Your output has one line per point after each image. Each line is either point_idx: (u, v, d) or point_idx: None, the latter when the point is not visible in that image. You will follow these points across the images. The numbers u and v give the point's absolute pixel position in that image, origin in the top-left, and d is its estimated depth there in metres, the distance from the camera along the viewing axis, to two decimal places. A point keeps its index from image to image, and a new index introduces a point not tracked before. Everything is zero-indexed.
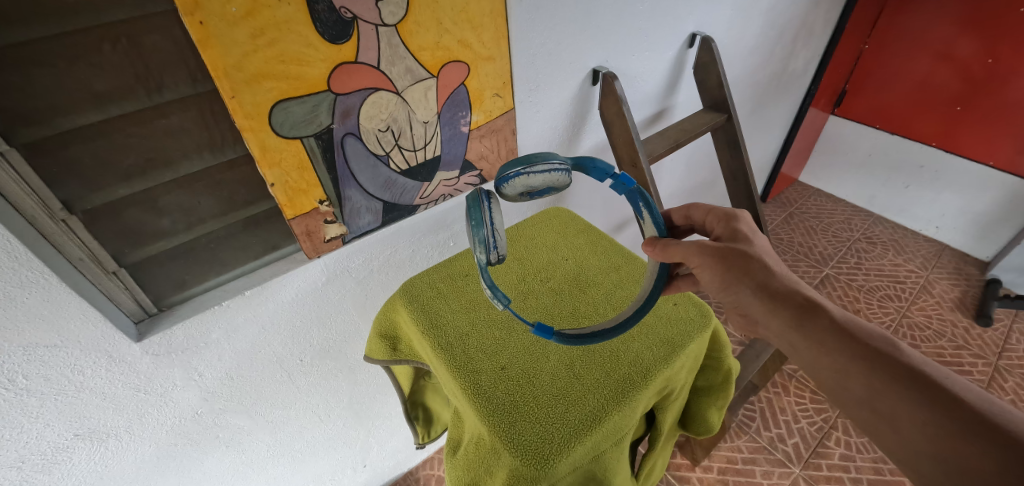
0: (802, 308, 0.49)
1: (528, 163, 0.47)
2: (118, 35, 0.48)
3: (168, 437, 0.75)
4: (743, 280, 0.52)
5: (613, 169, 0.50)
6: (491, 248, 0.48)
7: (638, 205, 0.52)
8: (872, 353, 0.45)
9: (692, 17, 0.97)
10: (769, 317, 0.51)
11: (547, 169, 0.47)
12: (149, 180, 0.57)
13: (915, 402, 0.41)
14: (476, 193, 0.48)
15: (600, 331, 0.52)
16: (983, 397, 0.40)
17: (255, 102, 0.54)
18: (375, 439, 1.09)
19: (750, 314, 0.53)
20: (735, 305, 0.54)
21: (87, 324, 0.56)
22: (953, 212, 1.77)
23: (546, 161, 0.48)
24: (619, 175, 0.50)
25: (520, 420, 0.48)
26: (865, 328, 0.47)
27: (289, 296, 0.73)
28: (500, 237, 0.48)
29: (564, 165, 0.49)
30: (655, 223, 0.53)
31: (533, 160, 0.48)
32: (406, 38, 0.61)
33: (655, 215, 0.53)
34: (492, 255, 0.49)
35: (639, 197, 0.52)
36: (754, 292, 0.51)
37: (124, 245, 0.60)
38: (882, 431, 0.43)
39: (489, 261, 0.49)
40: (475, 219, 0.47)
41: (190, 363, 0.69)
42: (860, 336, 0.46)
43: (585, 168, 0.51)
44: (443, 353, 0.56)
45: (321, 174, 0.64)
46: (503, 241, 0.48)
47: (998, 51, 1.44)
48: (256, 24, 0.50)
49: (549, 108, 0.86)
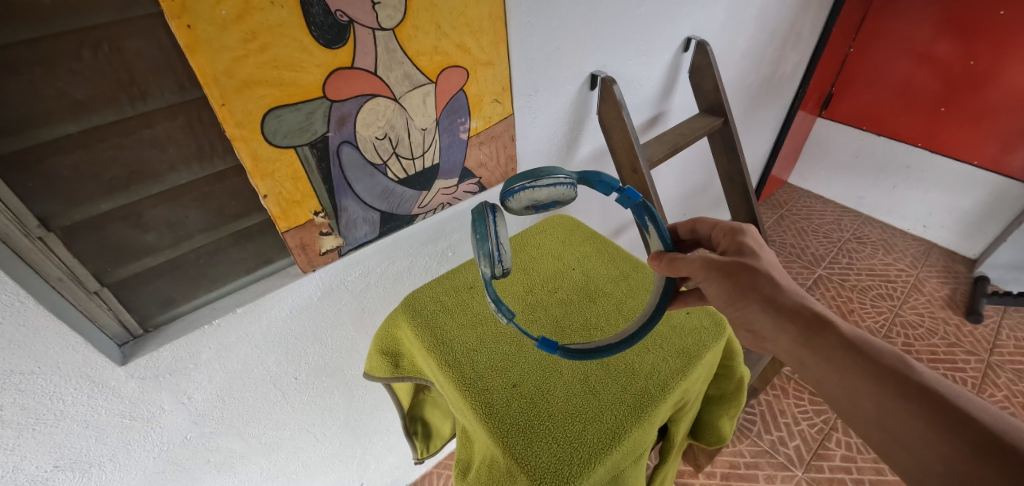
0: (812, 323, 0.48)
1: (534, 177, 0.46)
2: (99, 40, 0.45)
3: (156, 464, 0.71)
4: (750, 295, 0.51)
5: (619, 183, 0.49)
6: (495, 261, 0.46)
7: (645, 220, 0.52)
8: (882, 370, 0.44)
9: (687, 21, 0.97)
10: (778, 333, 0.50)
11: (552, 184, 0.46)
12: (133, 193, 0.54)
13: (926, 423, 0.40)
14: (481, 207, 0.46)
15: (604, 346, 0.51)
16: (997, 417, 0.39)
17: (246, 110, 0.52)
18: (372, 456, 1.05)
19: (759, 331, 0.52)
20: (742, 319, 0.53)
21: (66, 348, 0.53)
22: (941, 211, 1.79)
23: (552, 175, 0.46)
24: (625, 189, 0.49)
25: (534, 440, 0.46)
26: (874, 344, 0.46)
27: (283, 312, 0.70)
28: (505, 250, 0.47)
29: (570, 179, 0.47)
30: (661, 238, 0.53)
31: (539, 173, 0.46)
32: (403, 43, 0.59)
33: (661, 229, 0.53)
34: (497, 268, 0.47)
35: (645, 211, 0.51)
36: (761, 308, 0.50)
37: (106, 263, 0.56)
38: (893, 450, 0.42)
39: (494, 274, 0.47)
40: (480, 234, 0.45)
41: (178, 386, 0.65)
42: (871, 353, 0.45)
43: (590, 182, 0.49)
44: (450, 370, 0.53)
45: (316, 185, 0.62)
46: (508, 254, 0.47)
47: (978, 53, 1.47)
48: (247, 28, 0.48)
49: (548, 114, 0.84)
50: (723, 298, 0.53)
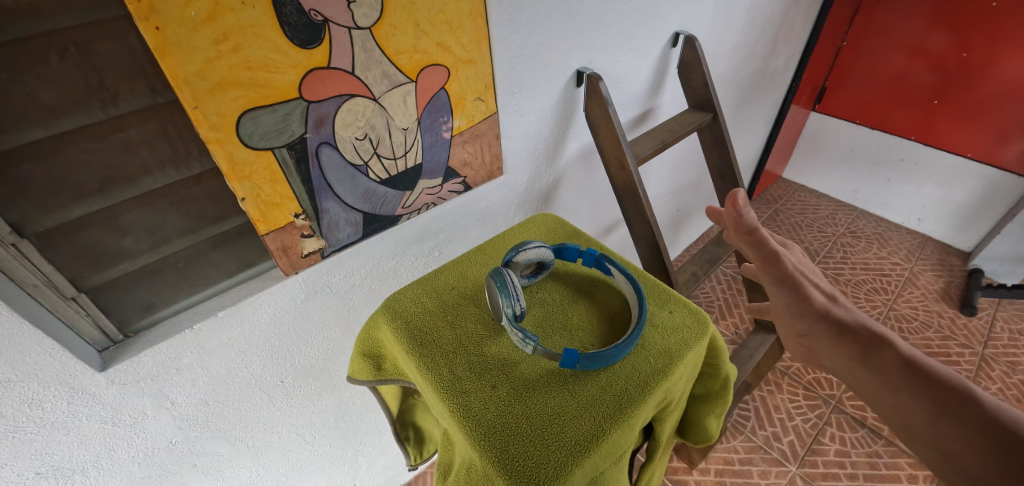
0: (870, 347, 0.47)
1: (520, 247, 0.60)
2: (67, 44, 0.45)
3: (141, 469, 0.71)
4: (808, 302, 0.52)
5: (580, 248, 0.65)
6: (513, 300, 0.52)
7: (609, 267, 0.62)
8: (957, 401, 0.40)
9: (675, 16, 0.96)
10: (836, 352, 0.49)
11: (537, 246, 0.60)
12: (109, 198, 0.54)
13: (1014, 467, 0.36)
14: (496, 271, 0.54)
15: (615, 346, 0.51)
16: None
17: (220, 112, 0.51)
18: (363, 457, 1.05)
19: (815, 350, 0.52)
20: (801, 334, 0.53)
21: (43, 355, 0.52)
22: (935, 205, 1.79)
23: (535, 242, 0.60)
24: (585, 250, 0.64)
25: (512, 444, 0.46)
26: (941, 370, 0.43)
27: (265, 316, 0.69)
28: (519, 290, 0.53)
29: (547, 245, 0.62)
30: (624, 275, 0.61)
31: (523, 245, 0.60)
32: (381, 42, 0.58)
33: (623, 269, 0.61)
34: (516, 306, 0.52)
35: (605, 261, 0.63)
36: (821, 325, 0.51)
37: (83, 268, 0.56)
38: None
39: (514, 314, 0.52)
40: (499, 282, 0.52)
41: (160, 391, 0.65)
42: (935, 375, 0.43)
43: (561, 251, 0.65)
44: (429, 374, 0.52)
45: (296, 187, 0.61)
46: (522, 294, 0.53)
47: (971, 45, 1.46)
48: (218, 29, 0.47)
49: (533, 113, 0.83)
50: (785, 307, 0.54)
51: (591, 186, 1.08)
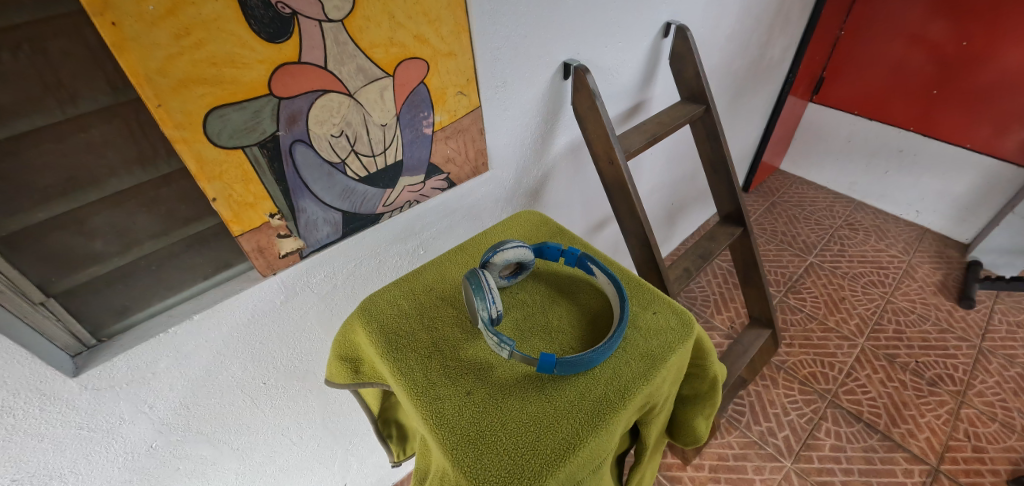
0: None
1: (499, 247, 0.58)
2: (19, 42, 0.43)
3: (122, 474, 0.70)
4: None
5: (562, 247, 0.63)
6: (488, 303, 0.50)
7: (590, 266, 0.61)
8: None
9: (666, 6, 0.93)
10: None
11: (516, 246, 0.58)
12: (73, 201, 0.52)
13: None
14: (472, 272, 0.53)
15: (594, 351, 0.49)
16: None
17: (185, 110, 0.49)
18: (353, 457, 1.05)
19: None
20: None
21: (11, 363, 0.50)
22: (934, 196, 1.77)
23: (515, 242, 0.58)
24: (567, 250, 0.63)
25: (485, 453, 0.44)
26: None
27: (244, 317, 0.68)
28: (495, 292, 0.51)
29: (526, 244, 0.60)
30: (605, 275, 0.59)
31: (502, 245, 0.58)
32: (354, 35, 0.56)
33: (604, 269, 0.59)
34: (492, 310, 0.50)
35: (587, 260, 0.61)
36: None
37: (50, 273, 0.54)
38: None
39: (490, 318, 0.51)
40: (475, 284, 0.51)
41: (136, 396, 0.63)
42: None
43: (542, 250, 0.63)
44: (404, 379, 0.51)
45: (269, 186, 0.59)
46: (498, 296, 0.51)
47: (971, 33, 1.43)
48: (179, 24, 0.45)
49: (518, 107, 0.81)
50: None
51: (581, 181, 1.07)
